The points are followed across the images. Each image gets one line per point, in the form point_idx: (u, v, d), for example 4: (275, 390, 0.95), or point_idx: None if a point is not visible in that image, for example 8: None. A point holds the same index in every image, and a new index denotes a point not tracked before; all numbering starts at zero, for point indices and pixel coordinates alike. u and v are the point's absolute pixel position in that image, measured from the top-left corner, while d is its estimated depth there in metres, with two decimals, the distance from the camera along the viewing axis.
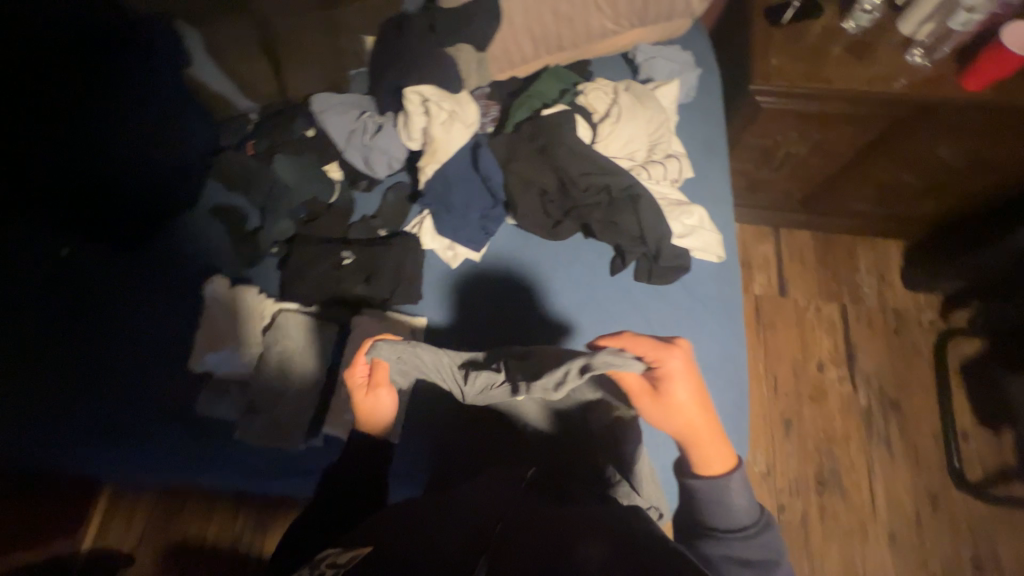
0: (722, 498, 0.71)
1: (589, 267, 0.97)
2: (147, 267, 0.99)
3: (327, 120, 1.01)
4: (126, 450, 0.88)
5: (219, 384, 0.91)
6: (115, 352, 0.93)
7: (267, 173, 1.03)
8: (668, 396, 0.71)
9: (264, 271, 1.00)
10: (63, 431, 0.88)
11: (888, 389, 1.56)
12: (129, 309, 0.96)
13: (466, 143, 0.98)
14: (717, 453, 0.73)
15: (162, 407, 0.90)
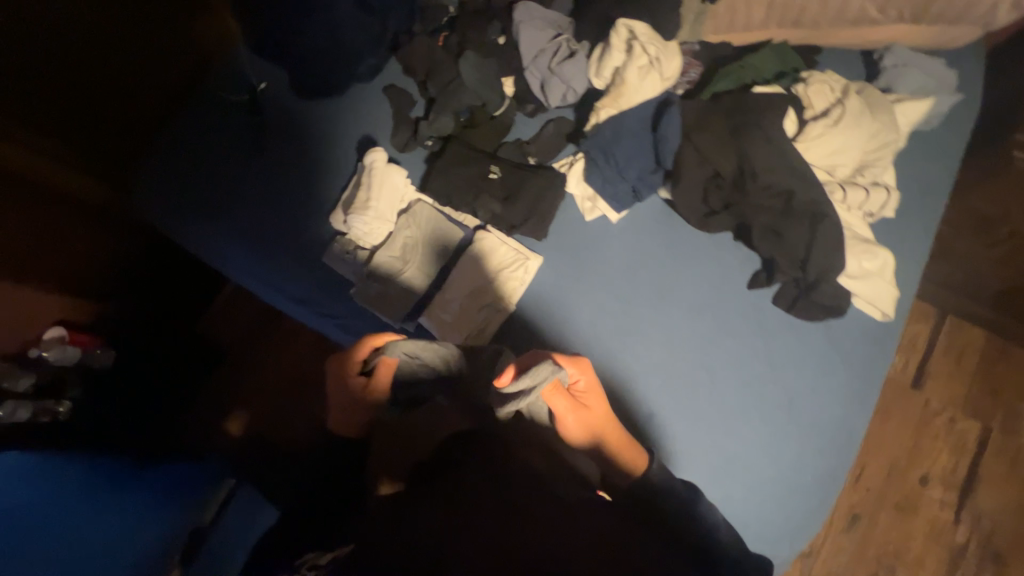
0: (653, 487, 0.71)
1: (724, 270, 0.91)
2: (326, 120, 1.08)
3: (523, 31, 0.97)
4: (272, 269, 1.02)
5: (347, 245, 0.99)
6: (273, 185, 1.05)
7: (448, 67, 1.04)
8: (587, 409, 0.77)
9: (414, 159, 1.06)
10: (234, 234, 1.05)
11: (997, 539, 1.32)
12: (304, 153, 1.07)
13: (654, 97, 0.86)
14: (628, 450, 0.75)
15: (305, 244, 1.02)
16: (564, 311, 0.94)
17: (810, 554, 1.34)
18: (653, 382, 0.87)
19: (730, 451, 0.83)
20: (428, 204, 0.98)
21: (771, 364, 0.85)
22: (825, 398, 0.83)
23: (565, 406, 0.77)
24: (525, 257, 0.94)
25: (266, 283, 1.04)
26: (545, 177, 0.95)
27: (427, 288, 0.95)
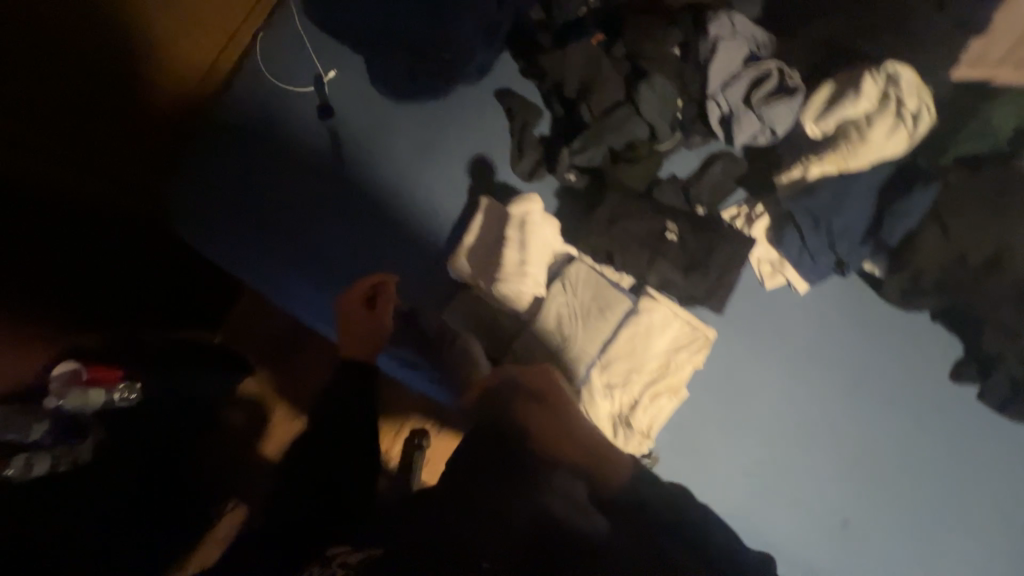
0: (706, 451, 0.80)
1: (922, 357, 0.81)
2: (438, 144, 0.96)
3: (719, 49, 0.77)
4: None
5: (479, 304, 0.83)
6: (374, 220, 0.90)
7: (610, 83, 0.80)
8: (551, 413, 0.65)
9: (540, 189, 0.92)
10: (324, 282, 0.86)
11: None
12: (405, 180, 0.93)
13: (891, 160, 0.71)
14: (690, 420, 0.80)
15: (420, 301, 0.87)
16: (740, 396, 0.82)
17: None
18: (837, 480, 0.78)
19: (931, 562, 0.76)
20: (582, 263, 0.81)
21: (971, 465, 0.78)
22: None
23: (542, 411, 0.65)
24: (704, 335, 0.79)
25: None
26: (735, 240, 0.78)
27: (586, 373, 0.78)
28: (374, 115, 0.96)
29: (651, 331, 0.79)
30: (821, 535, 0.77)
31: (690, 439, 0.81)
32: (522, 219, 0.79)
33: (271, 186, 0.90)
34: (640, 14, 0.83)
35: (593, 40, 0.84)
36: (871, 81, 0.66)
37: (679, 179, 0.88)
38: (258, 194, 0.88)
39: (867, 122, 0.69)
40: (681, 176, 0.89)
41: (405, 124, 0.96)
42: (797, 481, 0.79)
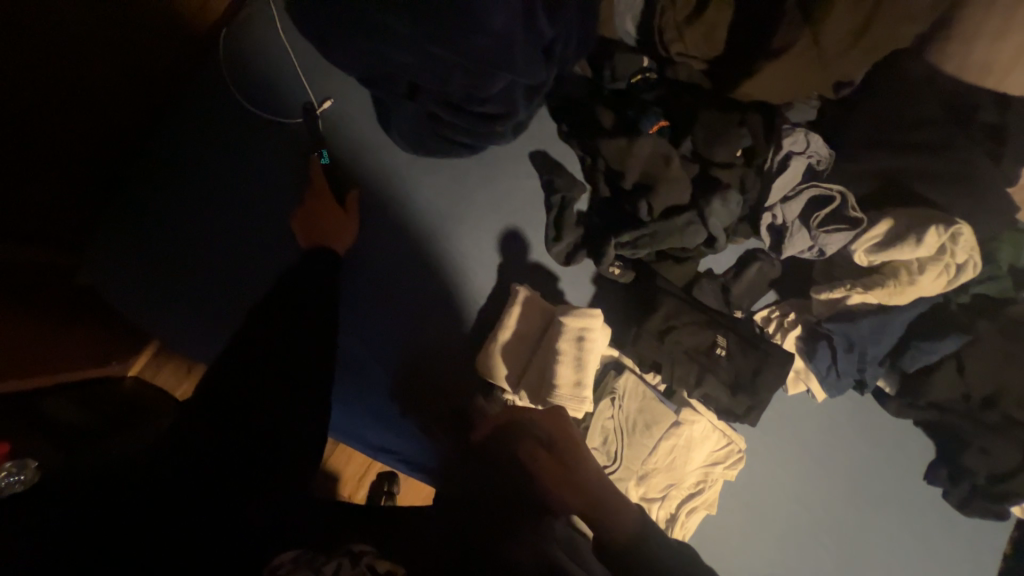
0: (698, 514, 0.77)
1: (906, 461, 0.87)
2: (443, 197, 0.83)
3: (788, 166, 0.75)
4: (382, 414, 0.77)
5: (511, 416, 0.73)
6: (379, 291, 0.80)
7: (673, 183, 0.75)
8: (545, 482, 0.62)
9: (579, 277, 0.83)
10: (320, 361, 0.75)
11: None
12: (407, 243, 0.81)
13: (925, 301, 0.75)
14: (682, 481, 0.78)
15: (428, 388, 0.79)
16: (753, 499, 0.85)
17: None
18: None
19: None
20: (627, 370, 0.79)
21: (938, 558, 0.87)
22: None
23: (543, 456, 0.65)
24: (738, 450, 0.79)
25: (391, 440, 0.79)
26: (780, 359, 0.77)
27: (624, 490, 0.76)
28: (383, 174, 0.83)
29: (691, 447, 0.78)
30: None
31: (712, 541, 0.84)
32: (583, 332, 0.73)
33: (258, 259, 0.77)
34: (711, 109, 0.77)
35: (653, 127, 0.77)
36: (931, 231, 0.69)
37: (718, 276, 0.84)
38: (251, 272, 0.77)
39: (914, 269, 0.72)
40: (717, 272, 0.85)
41: (422, 180, 0.83)
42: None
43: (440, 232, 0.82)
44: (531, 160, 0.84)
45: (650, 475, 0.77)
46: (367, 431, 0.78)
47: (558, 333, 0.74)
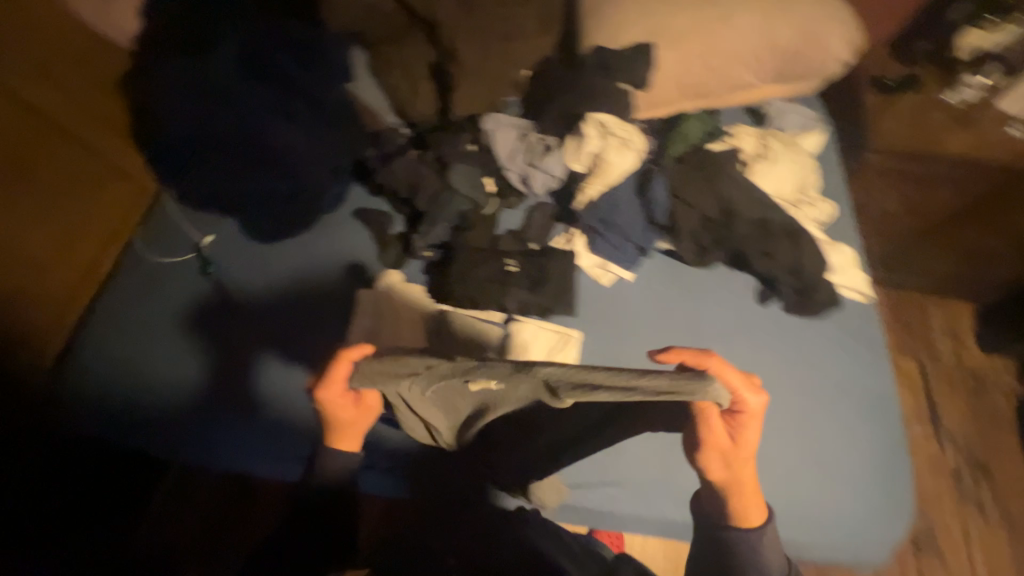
0: (757, 548, 0.84)
1: (737, 297, 1.01)
2: (299, 269, 1.11)
3: (496, 137, 1.07)
4: (281, 443, 0.95)
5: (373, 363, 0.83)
6: (269, 346, 1.03)
7: (433, 179, 1.08)
8: (745, 483, 0.86)
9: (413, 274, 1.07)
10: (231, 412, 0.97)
11: (974, 450, 1.57)
12: (280, 308, 1.07)
13: (634, 171, 1.00)
14: (756, 508, 0.86)
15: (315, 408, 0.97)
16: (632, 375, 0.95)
17: None
18: None
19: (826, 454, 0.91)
20: (452, 311, 0.98)
21: (808, 362, 0.96)
22: (868, 375, 0.96)
23: (722, 433, 0.84)
24: (566, 334, 0.95)
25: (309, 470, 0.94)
26: (559, 257, 1.00)
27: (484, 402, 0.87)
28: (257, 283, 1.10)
29: (525, 348, 0.94)
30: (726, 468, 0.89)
31: (599, 435, 0.89)
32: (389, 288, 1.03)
33: (180, 353, 1.01)
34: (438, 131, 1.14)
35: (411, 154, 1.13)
36: (589, 126, 0.98)
37: (516, 231, 1.09)
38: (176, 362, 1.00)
39: (600, 152, 0.99)
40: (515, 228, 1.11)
41: (281, 257, 1.13)
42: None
43: (304, 293, 1.09)
44: (352, 213, 1.18)
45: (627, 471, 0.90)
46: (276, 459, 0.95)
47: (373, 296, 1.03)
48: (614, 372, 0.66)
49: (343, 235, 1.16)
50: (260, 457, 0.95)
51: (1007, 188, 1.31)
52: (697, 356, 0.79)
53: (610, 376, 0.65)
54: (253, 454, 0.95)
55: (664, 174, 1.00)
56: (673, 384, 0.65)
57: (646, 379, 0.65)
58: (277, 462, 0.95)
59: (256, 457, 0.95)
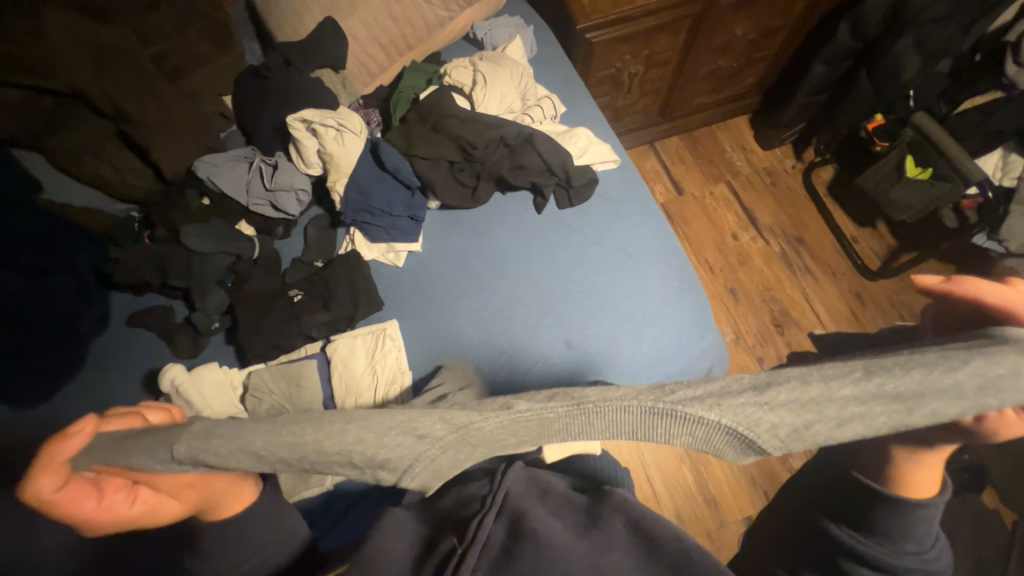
0: (903, 520, 0.53)
1: (518, 218, 1.06)
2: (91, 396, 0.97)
3: (218, 180, 0.99)
4: (158, 569, 0.82)
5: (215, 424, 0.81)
6: None
7: (177, 254, 1.00)
8: (942, 452, 0.51)
9: (216, 351, 0.99)
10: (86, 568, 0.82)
11: (790, 229, 1.85)
12: None
13: (364, 150, 0.99)
14: (929, 476, 0.52)
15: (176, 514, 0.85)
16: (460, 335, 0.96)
17: (738, 336, 1.70)
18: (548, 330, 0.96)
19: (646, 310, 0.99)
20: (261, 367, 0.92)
21: (595, 242, 1.04)
22: (650, 229, 1.06)
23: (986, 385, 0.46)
24: (380, 328, 0.95)
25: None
26: (342, 263, 1.00)
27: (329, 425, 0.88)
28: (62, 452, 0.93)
29: (348, 362, 0.92)
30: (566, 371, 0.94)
31: None
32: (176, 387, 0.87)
33: None
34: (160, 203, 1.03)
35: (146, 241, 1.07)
36: (296, 129, 0.94)
37: (299, 256, 1.04)
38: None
39: (321, 147, 0.95)
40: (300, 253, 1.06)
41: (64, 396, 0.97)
42: (533, 341, 0.95)
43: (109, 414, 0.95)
44: (125, 322, 1.05)
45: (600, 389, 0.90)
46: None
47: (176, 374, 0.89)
48: (911, 385, 0.40)
49: (122, 362, 1.01)
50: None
51: (701, 14, 1.47)
52: (1003, 289, 0.48)
53: (932, 385, 0.40)
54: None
55: (393, 140, 1.01)
56: (968, 406, 0.40)
57: (1000, 375, 0.40)
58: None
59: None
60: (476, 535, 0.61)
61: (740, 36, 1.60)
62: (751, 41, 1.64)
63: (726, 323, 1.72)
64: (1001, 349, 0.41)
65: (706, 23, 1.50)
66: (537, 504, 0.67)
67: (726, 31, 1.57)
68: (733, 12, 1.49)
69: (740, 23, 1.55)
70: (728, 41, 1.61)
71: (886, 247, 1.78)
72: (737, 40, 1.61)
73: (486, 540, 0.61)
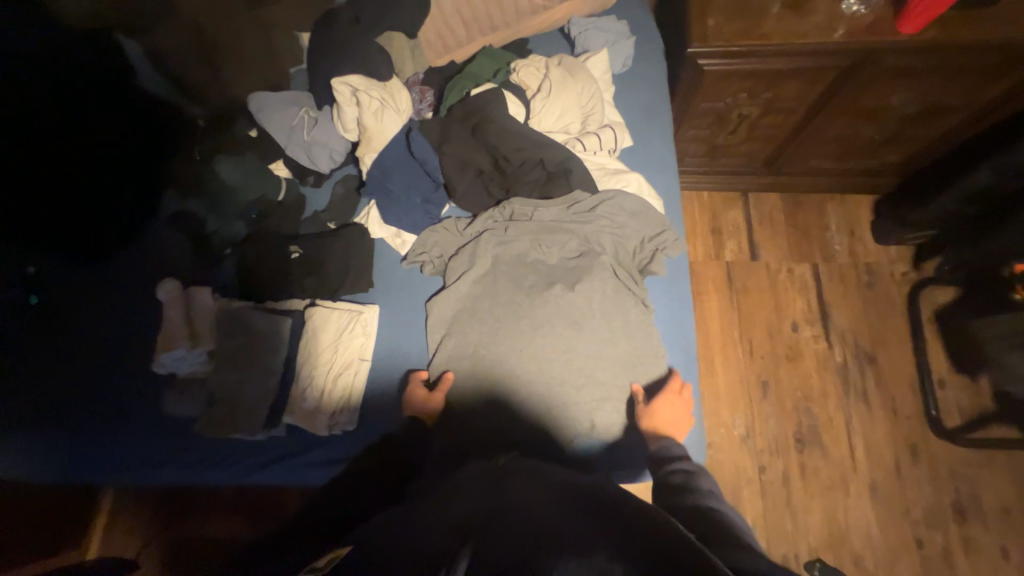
0: None
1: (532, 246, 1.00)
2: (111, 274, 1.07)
3: (265, 118, 1.02)
4: (119, 441, 0.94)
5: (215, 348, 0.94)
6: (91, 351, 1.01)
7: (216, 174, 1.06)
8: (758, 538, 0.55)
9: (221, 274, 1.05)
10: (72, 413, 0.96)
11: (864, 343, 1.58)
12: (94, 313, 1.03)
13: (399, 132, 0.96)
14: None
15: (145, 400, 0.97)
16: (462, 321, 0.93)
17: (749, 434, 1.52)
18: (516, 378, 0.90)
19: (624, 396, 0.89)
20: (244, 306, 0.97)
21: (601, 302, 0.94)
22: (666, 310, 0.96)
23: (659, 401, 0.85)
24: (356, 312, 0.95)
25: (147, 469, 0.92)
26: (345, 235, 1.00)
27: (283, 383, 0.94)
28: (78, 298, 1.05)
29: (317, 332, 0.94)
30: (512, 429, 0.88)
31: (394, 407, 0.92)
32: (171, 297, 0.97)
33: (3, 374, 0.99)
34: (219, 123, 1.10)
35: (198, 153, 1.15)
36: (340, 90, 0.92)
37: (318, 211, 1.06)
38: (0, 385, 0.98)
39: (360, 117, 0.93)
40: (321, 209, 1.07)
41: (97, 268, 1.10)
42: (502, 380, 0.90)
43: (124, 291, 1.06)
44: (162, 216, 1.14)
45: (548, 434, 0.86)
46: (118, 459, 0.93)
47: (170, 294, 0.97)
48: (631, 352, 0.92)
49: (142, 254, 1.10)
50: (94, 467, 0.93)
51: (851, 68, 1.20)
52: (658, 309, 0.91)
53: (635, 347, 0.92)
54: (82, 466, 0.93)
55: (433, 127, 0.96)
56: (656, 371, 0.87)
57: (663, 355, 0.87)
58: (103, 469, 0.93)
59: (89, 472, 0.93)
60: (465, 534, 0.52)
61: (895, 106, 1.30)
62: (907, 116, 1.33)
63: (741, 415, 1.55)
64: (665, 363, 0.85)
65: (854, 81, 1.23)
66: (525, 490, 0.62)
67: (879, 97, 1.28)
68: (895, 78, 1.21)
69: (900, 91, 1.25)
70: (877, 108, 1.32)
71: (976, 406, 1.47)
72: (890, 109, 1.31)
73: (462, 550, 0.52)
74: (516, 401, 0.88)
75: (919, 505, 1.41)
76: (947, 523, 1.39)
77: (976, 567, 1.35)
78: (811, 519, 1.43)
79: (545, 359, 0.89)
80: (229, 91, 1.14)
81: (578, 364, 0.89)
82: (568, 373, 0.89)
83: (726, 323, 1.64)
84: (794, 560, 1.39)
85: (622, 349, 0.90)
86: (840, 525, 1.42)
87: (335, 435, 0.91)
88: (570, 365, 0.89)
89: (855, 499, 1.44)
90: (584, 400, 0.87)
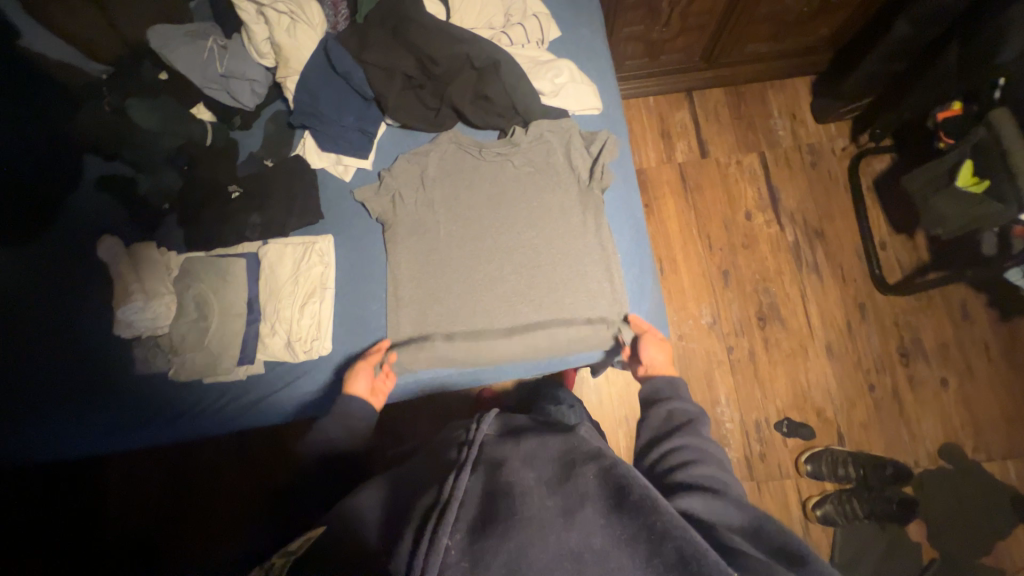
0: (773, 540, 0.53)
1: (473, 159, 0.98)
2: (43, 252, 1.02)
3: (169, 56, 0.95)
4: (97, 408, 0.94)
5: (176, 302, 0.95)
6: (42, 327, 0.98)
7: (130, 125, 1.00)
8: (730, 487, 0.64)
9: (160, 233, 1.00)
10: (40, 391, 0.95)
11: (812, 220, 1.66)
12: (34, 292, 0.99)
13: (317, 46, 0.94)
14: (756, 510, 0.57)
15: (113, 366, 0.96)
16: (412, 243, 0.96)
17: (715, 320, 1.62)
18: (479, 283, 0.93)
19: (577, 282, 0.93)
20: (196, 255, 0.97)
21: (552, 202, 0.95)
22: (615, 195, 0.98)
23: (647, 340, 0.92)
24: (312, 246, 0.96)
25: (128, 429, 0.93)
26: (285, 169, 0.98)
27: (251, 325, 0.94)
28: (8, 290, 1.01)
29: (275, 266, 0.96)
30: (477, 327, 0.92)
31: (365, 324, 0.95)
32: (113, 255, 0.96)
33: None
34: (124, 73, 1.04)
35: (103, 104, 1.03)
36: (245, 8, 0.91)
37: (254, 151, 1.02)
38: None
39: (271, 35, 0.92)
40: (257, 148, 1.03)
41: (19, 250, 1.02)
42: (469, 288, 0.93)
43: (62, 269, 1.01)
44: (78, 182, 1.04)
45: (519, 333, 0.91)
46: (101, 425, 0.93)
47: (108, 244, 0.96)
48: (592, 285, 0.93)
49: (64, 229, 1.03)
50: (66, 445, 0.93)
51: None
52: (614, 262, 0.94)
53: (586, 283, 0.93)
54: (52, 445, 0.93)
55: (354, 39, 0.95)
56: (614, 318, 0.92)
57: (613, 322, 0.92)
58: (90, 438, 0.94)
59: (72, 444, 0.93)
60: (452, 493, 0.51)
61: None
62: None
63: (706, 305, 1.63)
64: (608, 302, 0.93)
65: None
66: (514, 446, 0.59)
67: None
68: None
69: None
70: None
71: (914, 260, 1.58)
72: None
73: (463, 495, 0.51)
74: (478, 313, 0.92)
75: (869, 355, 1.55)
76: (893, 366, 1.54)
77: (920, 400, 1.51)
78: (777, 384, 1.56)
79: (522, 337, 0.91)
80: (129, 37, 1.06)
81: (546, 294, 0.93)
82: (549, 351, 0.92)
83: (684, 223, 1.70)
84: (765, 423, 1.53)
85: (595, 321, 0.92)
86: (803, 386, 1.55)
87: (312, 361, 0.94)
88: (549, 345, 0.92)
89: (814, 360, 1.57)
90: (545, 301, 0.92)
